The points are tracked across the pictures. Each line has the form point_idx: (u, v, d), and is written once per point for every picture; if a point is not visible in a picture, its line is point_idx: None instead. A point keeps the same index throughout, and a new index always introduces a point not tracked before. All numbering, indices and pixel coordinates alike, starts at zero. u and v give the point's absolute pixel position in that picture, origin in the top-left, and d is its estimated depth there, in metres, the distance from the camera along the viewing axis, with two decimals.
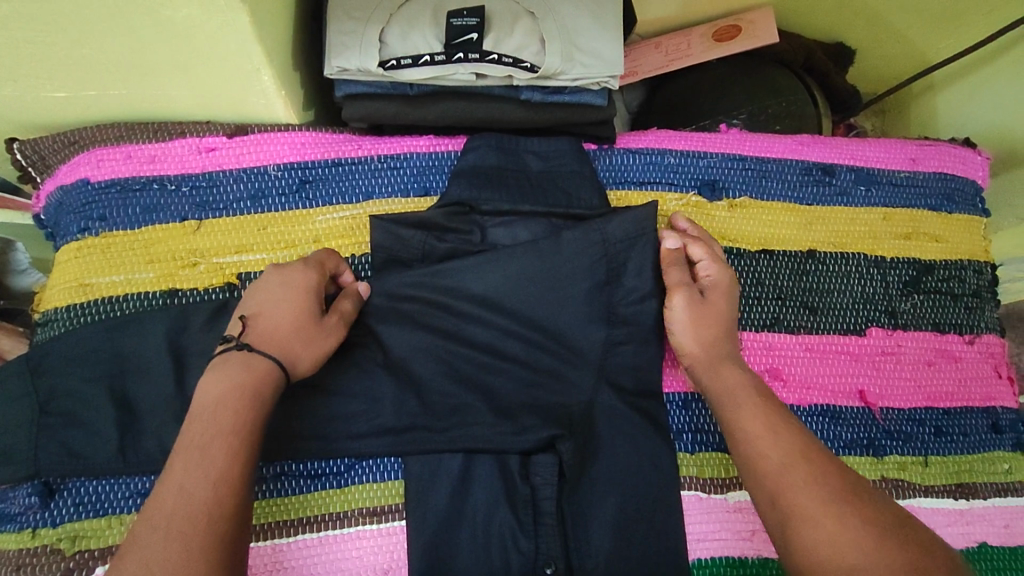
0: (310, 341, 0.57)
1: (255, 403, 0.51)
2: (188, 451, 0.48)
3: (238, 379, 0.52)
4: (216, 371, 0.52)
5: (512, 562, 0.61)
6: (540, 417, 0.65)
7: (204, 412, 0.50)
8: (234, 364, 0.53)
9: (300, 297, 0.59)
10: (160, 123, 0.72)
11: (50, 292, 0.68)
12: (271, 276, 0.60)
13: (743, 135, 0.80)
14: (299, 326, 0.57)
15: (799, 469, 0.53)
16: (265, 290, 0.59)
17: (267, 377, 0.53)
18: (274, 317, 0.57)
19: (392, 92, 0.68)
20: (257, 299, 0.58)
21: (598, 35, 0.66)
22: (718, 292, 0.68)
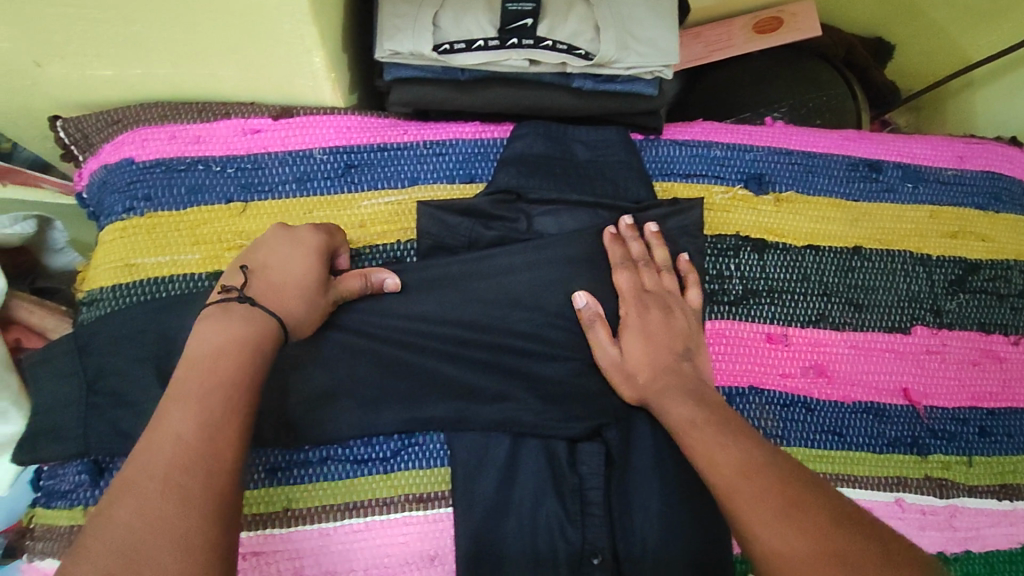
0: (310, 304, 0.56)
1: (250, 359, 0.49)
2: (181, 398, 0.46)
3: (240, 330, 0.50)
4: (216, 320, 0.51)
5: (559, 551, 0.61)
6: (584, 407, 0.65)
7: (196, 363, 0.48)
8: (235, 316, 0.51)
9: (306, 260, 0.58)
10: (205, 103, 0.72)
11: (95, 271, 0.67)
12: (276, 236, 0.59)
13: (789, 129, 0.80)
14: (303, 288, 0.56)
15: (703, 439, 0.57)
16: (268, 248, 0.58)
17: (265, 335, 0.51)
18: (278, 274, 0.56)
19: (442, 77, 0.67)
20: (261, 255, 0.57)
21: (652, 25, 0.66)
22: (633, 334, 0.65)
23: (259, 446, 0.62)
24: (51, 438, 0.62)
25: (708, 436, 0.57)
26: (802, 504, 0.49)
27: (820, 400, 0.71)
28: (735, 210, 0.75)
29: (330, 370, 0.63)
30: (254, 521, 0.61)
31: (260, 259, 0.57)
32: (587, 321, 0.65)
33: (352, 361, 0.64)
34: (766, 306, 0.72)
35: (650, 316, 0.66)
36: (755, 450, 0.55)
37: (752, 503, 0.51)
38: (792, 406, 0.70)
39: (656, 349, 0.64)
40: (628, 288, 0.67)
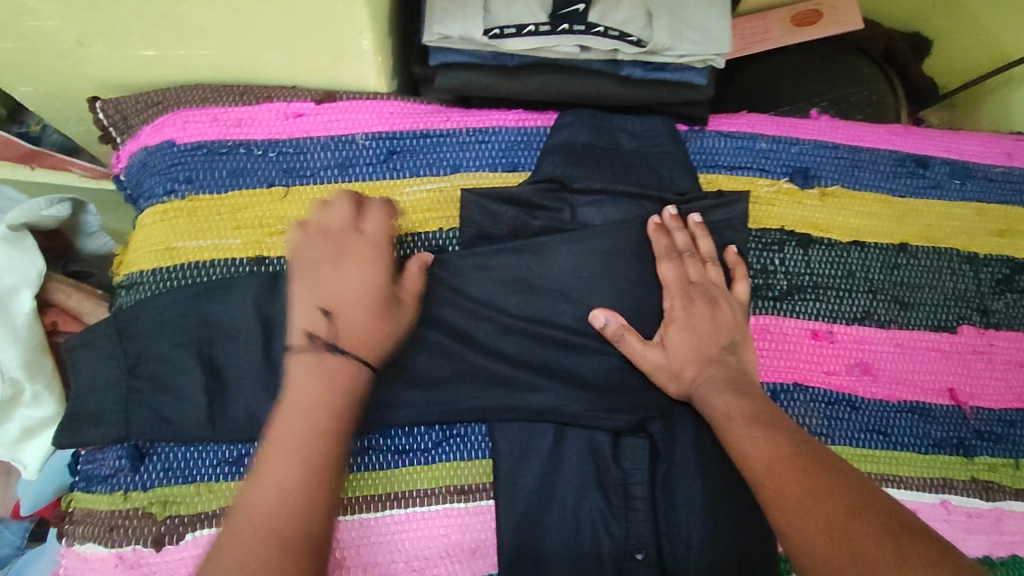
0: (390, 326, 0.56)
1: (329, 423, 0.51)
2: (284, 447, 0.49)
3: (333, 376, 0.52)
4: (310, 365, 0.52)
5: (603, 545, 0.61)
6: (629, 400, 0.64)
7: (286, 419, 0.51)
8: (325, 365, 0.52)
9: (376, 288, 0.56)
10: (245, 86, 0.71)
11: (134, 253, 0.66)
12: (335, 259, 0.56)
13: (835, 123, 0.78)
14: (380, 321, 0.56)
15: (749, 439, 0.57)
16: (332, 278, 0.55)
17: (350, 387, 0.53)
18: (359, 317, 0.54)
19: (489, 62, 0.66)
20: (335, 291, 0.55)
21: (705, 12, 0.65)
22: (678, 327, 0.64)
23: None
24: (92, 422, 0.62)
25: (753, 436, 0.57)
26: (835, 501, 0.50)
27: (864, 399, 0.70)
28: (780, 204, 0.73)
29: None
30: None
31: (329, 292, 0.55)
32: (615, 337, 0.63)
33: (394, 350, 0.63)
34: (811, 302, 0.71)
35: (696, 308, 0.64)
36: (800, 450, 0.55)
37: (781, 493, 0.52)
38: (837, 404, 0.69)
39: (701, 341, 0.63)
40: (672, 280, 0.65)
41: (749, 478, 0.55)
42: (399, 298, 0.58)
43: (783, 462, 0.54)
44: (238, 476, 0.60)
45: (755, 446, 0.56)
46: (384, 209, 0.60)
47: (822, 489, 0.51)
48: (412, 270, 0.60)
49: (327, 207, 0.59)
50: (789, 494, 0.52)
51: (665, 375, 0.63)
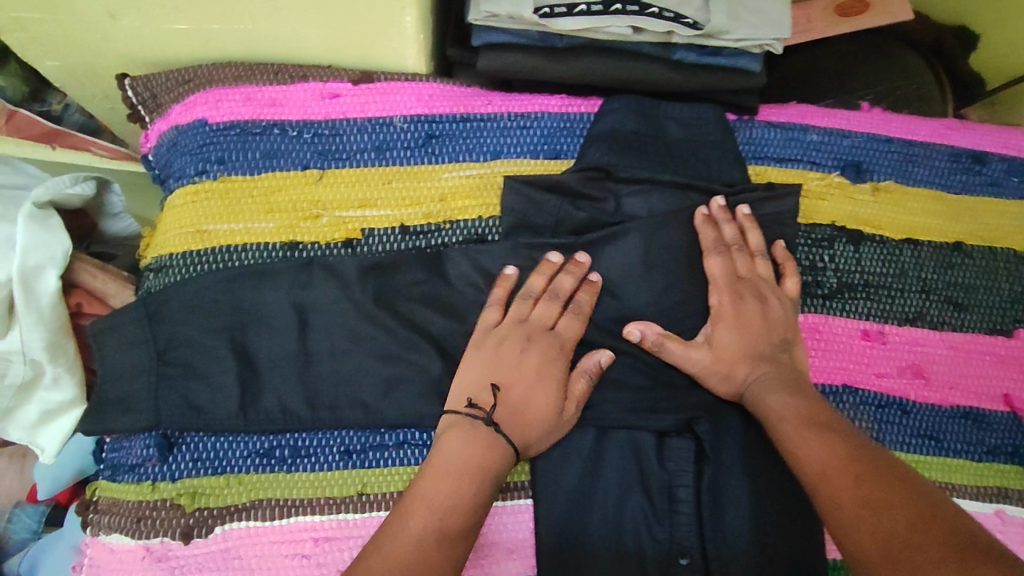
0: (545, 432, 0.57)
1: (464, 500, 0.51)
2: (426, 504, 0.50)
3: (484, 454, 0.54)
4: (463, 436, 0.55)
5: (646, 549, 0.58)
6: (673, 398, 0.62)
7: (432, 486, 0.52)
8: (478, 438, 0.54)
9: (552, 382, 0.58)
10: (280, 65, 0.69)
11: (163, 235, 0.64)
12: (523, 347, 0.59)
13: (888, 115, 0.75)
14: (542, 416, 0.57)
15: (807, 442, 0.54)
16: (513, 360, 0.58)
17: (496, 469, 0.54)
18: (515, 402, 0.57)
19: (535, 44, 0.63)
20: (506, 367, 0.58)
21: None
22: (726, 325, 0.61)
23: (334, 426, 0.59)
24: (119, 408, 0.60)
25: (811, 439, 0.54)
26: (896, 511, 0.47)
27: (916, 403, 0.67)
28: (830, 198, 0.71)
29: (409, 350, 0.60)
30: (324, 505, 0.57)
31: (496, 371, 0.58)
32: (654, 346, 0.60)
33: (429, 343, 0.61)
34: (861, 301, 0.68)
35: (745, 306, 0.61)
36: (862, 456, 0.51)
37: (839, 500, 0.49)
38: (887, 408, 0.66)
39: (750, 341, 0.61)
40: (720, 275, 0.62)
41: (804, 483, 0.52)
42: (572, 391, 0.59)
43: (838, 465, 0.51)
44: (269, 468, 0.58)
45: (812, 449, 0.53)
46: (577, 313, 0.60)
47: (884, 497, 0.48)
48: (581, 369, 0.60)
49: (534, 296, 0.61)
50: (849, 502, 0.49)
51: (711, 375, 0.60)
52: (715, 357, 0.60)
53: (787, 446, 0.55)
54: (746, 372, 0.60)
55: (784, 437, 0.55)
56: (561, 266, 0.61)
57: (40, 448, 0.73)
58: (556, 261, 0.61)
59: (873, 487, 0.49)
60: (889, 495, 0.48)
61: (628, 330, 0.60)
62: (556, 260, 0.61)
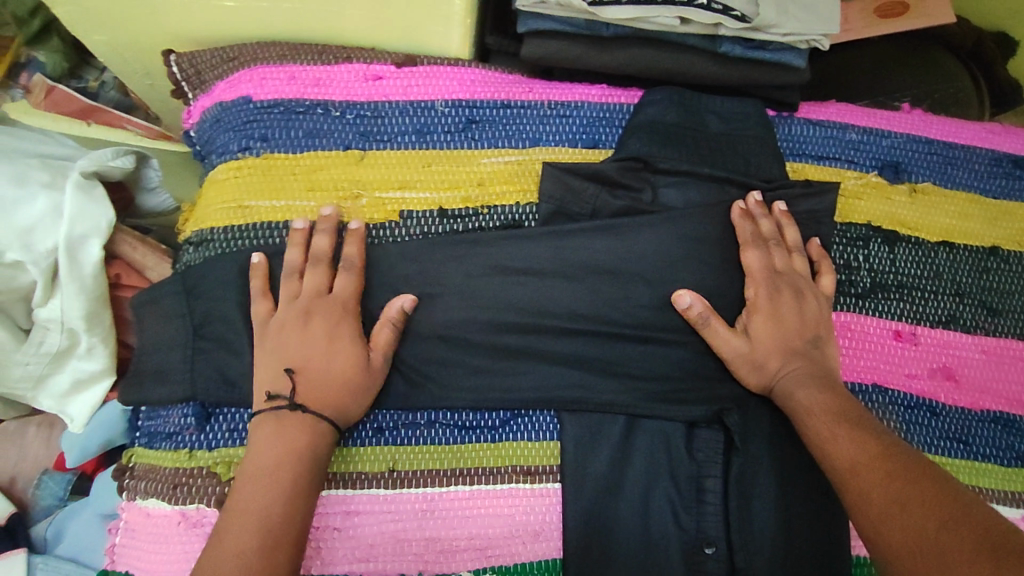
0: (360, 394, 0.57)
1: (288, 490, 0.52)
2: (241, 518, 0.50)
3: (294, 444, 0.53)
4: (274, 433, 0.54)
5: (673, 538, 0.59)
6: (704, 390, 0.61)
7: (253, 492, 0.52)
8: (291, 429, 0.54)
9: (339, 349, 0.56)
10: (325, 46, 0.70)
11: (205, 210, 0.65)
12: (302, 322, 0.57)
13: (928, 117, 0.75)
14: (349, 384, 0.56)
15: (839, 443, 0.53)
16: (297, 337, 0.57)
17: (314, 452, 0.54)
18: (310, 378, 0.55)
19: (582, 32, 0.64)
20: (292, 350, 0.56)
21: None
22: (763, 317, 0.61)
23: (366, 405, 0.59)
24: (159, 377, 0.61)
25: (843, 438, 0.53)
26: (923, 507, 0.45)
27: (946, 405, 0.67)
28: (867, 198, 0.70)
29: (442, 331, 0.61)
30: (354, 479, 0.58)
31: (289, 351, 0.56)
32: (698, 320, 0.60)
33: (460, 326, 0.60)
34: (895, 302, 0.68)
35: (784, 298, 0.61)
36: (896, 456, 0.50)
37: (865, 497, 0.49)
38: (918, 408, 0.66)
39: (787, 333, 0.60)
40: (757, 266, 0.62)
41: (833, 481, 0.52)
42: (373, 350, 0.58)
43: (867, 463, 0.50)
44: None
45: (844, 449, 0.52)
46: (348, 269, 0.59)
47: (913, 494, 0.47)
48: (386, 319, 0.58)
49: (314, 262, 0.59)
50: (874, 498, 0.48)
51: (746, 367, 0.60)
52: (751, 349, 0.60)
53: (818, 445, 0.54)
54: (783, 365, 0.59)
55: (813, 433, 0.55)
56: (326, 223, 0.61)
57: (69, 417, 0.76)
58: (332, 215, 0.61)
59: (903, 486, 0.47)
60: (918, 494, 0.46)
61: (682, 290, 0.60)
62: (327, 213, 0.61)
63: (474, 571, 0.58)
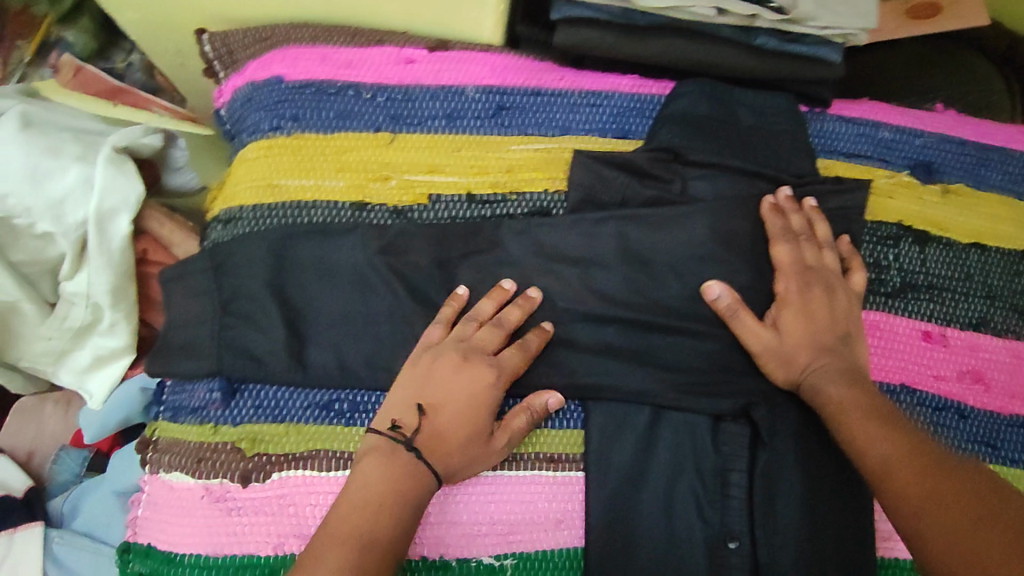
0: (474, 461, 0.55)
1: (382, 545, 0.47)
2: (337, 539, 0.47)
3: (399, 479, 0.50)
4: (377, 458, 0.52)
5: (696, 531, 0.59)
6: (730, 383, 0.61)
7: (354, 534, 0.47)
8: (402, 460, 0.51)
9: (479, 417, 0.55)
10: (357, 29, 0.70)
11: (236, 187, 0.65)
12: (456, 364, 0.55)
13: (961, 117, 0.74)
14: (472, 442, 0.54)
15: (871, 437, 0.52)
16: (457, 392, 0.55)
17: (416, 496, 0.51)
18: (443, 438, 0.53)
19: (617, 20, 0.64)
20: (440, 392, 0.55)
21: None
22: (792, 312, 0.60)
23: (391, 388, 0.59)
24: (187, 352, 0.62)
25: (875, 431, 0.53)
26: (961, 500, 0.45)
27: (974, 408, 0.66)
28: (899, 197, 0.69)
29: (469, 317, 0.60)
30: None
31: (428, 395, 0.55)
32: (728, 312, 0.60)
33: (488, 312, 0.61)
34: (924, 302, 0.67)
35: (813, 294, 0.61)
36: (932, 450, 0.50)
37: (903, 492, 0.48)
38: (945, 411, 0.65)
39: (816, 329, 0.60)
40: (786, 261, 0.62)
41: (866, 475, 0.52)
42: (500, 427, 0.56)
43: (903, 457, 0.50)
44: (328, 421, 0.59)
45: (876, 442, 0.52)
46: (497, 325, 0.58)
47: (950, 488, 0.47)
48: (527, 405, 0.58)
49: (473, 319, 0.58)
50: (913, 494, 0.48)
51: (773, 360, 0.60)
52: (779, 343, 0.59)
53: (850, 438, 0.54)
54: (811, 360, 0.59)
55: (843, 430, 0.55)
56: (511, 297, 0.60)
57: (88, 393, 0.77)
58: (509, 289, 0.60)
59: (940, 480, 0.47)
60: (955, 489, 0.46)
61: (711, 281, 0.60)
62: (506, 287, 0.60)
63: (495, 558, 0.58)
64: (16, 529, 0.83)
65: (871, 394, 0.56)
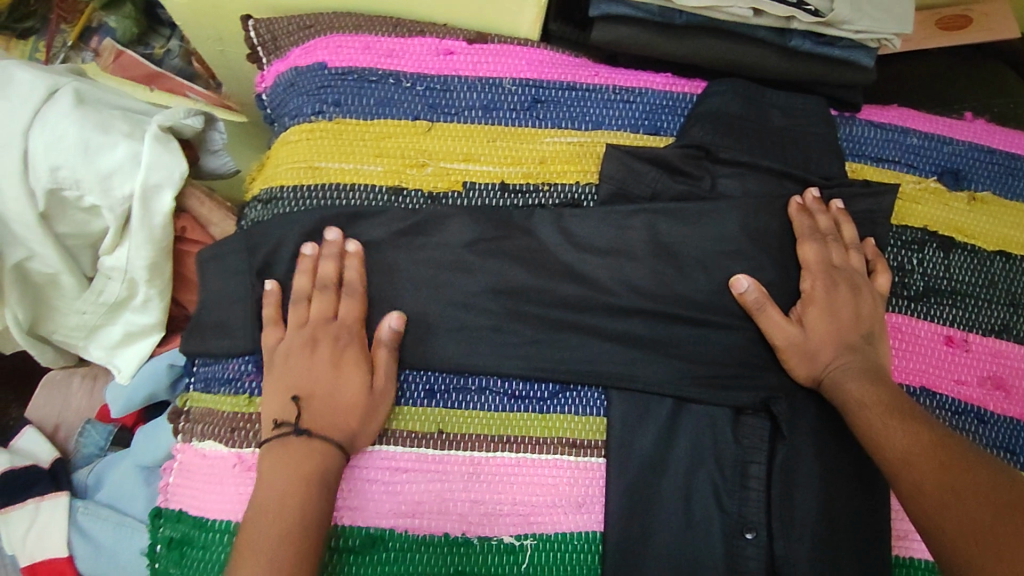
0: (367, 416, 0.57)
1: (305, 524, 0.52)
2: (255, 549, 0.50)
3: (304, 467, 0.53)
4: (277, 459, 0.54)
5: (713, 521, 0.59)
6: (753, 377, 0.62)
7: (268, 524, 0.51)
8: (295, 453, 0.54)
9: (351, 376, 0.58)
10: (399, 20, 0.72)
11: (276, 169, 0.67)
12: (318, 341, 0.58)
13: (989, 126, 0.75)
14: (353, 396, 0.57)
15: (892, 432, 0.54)
16: (325, 371, 0.58)
17: (323, 477, 0.54)
18: (320, 413, 0.56)
19: (655, 19, 0.66)
20: (303, 375, 0.57)
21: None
22: (818, 309, 0.62)
23: (419, 367, 0.61)
24: (222, 326, 0.63)
25: (898, 426, 0.54)
26: (979, 492, 0.47)
27: (994, 414, 0.66)
28: (925, 202, 0.70)
29: (496, 303, 0.62)
30: (404, 437, 0.60)
31: (294, 378, 0.57)
32: (754, 305, 0.61)
33: (517, 298, 0.62)
34: (947, 307, 0.68)
35: (842, 292, 0.62)
36: (952, 445, 0.51)
37: (919, 484, 0.50)
38: (965, 415, 0.65)
39: (842, 326, 0.61)
40: (814, 259, 0.63)
41: (883, 468, 0.53)
42: (375, 378, 0.58)
43: (922, 452, 0.51)
44: None
45: (896, 436, 0.53)
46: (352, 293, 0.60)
47: (970, 481, 0.48)
48: (378, 341, 0.60)
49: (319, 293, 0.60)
50: (929, 487, 0.49)
51: (798, 356, 0.61)
52: (806, 339, 0.61)
53: (870, 434, 0.55)
54: (837, 357, 0.60)
55: (866, 428, 0.55)
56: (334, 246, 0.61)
57: (116, 367, 0.80)
58: (335, 239, 0.62)
59: (959, 473, 0.49)
60: (973, 481, 0.48)
61: (738, 275, 0.62)
62: (330, 237, 0.62)
63: (515, 538, 0.59)
64: (44, 498, 0.82)
65: (893, 392, 0.57)
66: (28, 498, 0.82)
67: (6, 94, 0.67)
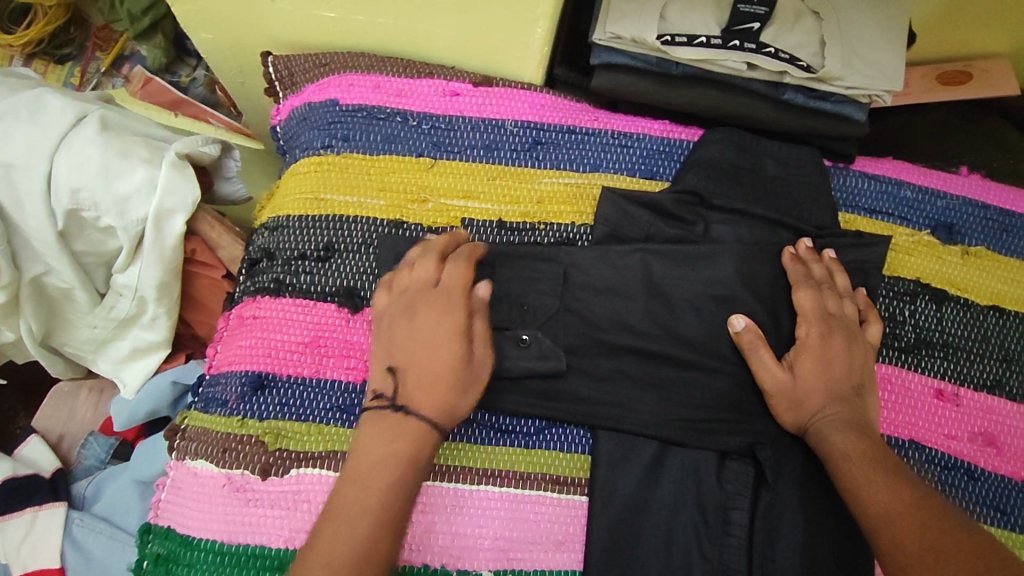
0: (457, 385, 0.55)
1: (392, 498, 0.51)
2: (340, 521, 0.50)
3: (398, 446, 0.53)
4: (376, 431, 0.54)
5: (694, 566, 0.59)
6: (740, 422, 0.62)
7: (352, 489, 0.51)
8: (392, 432, 0.53)
9: (445, 326, 0.56)
10: (409, 60, 0.75)
11: (284, 198, 0.70)
12: (409, 319, 0.57)
13: (986, 182, 0.76)
14: (449, 375, 0.55)
15: (875, 489, 0.53)
16: (421, 346, 0.56)
17: (412, 457, 0.53)
18: (411, 387, 0.55)
19: (653, 68, 0.69)
20: (398, 343, 0.57)
21: (882, 47, 0.68)
22: (811, 357, 0.62)
23: None
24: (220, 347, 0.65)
25: (879, 482, 0.54)
26: (945, 548, 0.48)
27: (984, 470, 0.65)
28: (919, 255, 0.71)
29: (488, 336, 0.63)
30: None
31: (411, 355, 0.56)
32: (747, 345, 0.61)
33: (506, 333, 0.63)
34: (938, 360, 0.68)
35: (838, 343, 0.62)
36: (930, 505, 0.51)
37: (896, 542, 0.50)
38: (954, 470, 0.65)
39: (834, 375, 0.61)
40: (810, 304, 0.63)
41: (862, 525, 0.53)
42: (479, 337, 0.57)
43: (902, 511, 0.51)
44: (348, 423, 0.61)
45: (876, 492, 0.53)
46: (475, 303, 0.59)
47: (945, 542, 0.49)
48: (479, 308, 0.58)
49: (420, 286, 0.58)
50: (909, 546, 0.49)
51: (783, 401, 0.61)
52: (797, 386, 0.61)
53: (852, 488, 0.55)
54: (829, 406, 0.60)
55: (850, 485, 0.55)
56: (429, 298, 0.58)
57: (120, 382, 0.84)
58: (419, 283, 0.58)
59: (930, 533, 0.49)
60: (941, 542, 0.49)
61: (736, 313, 0.63)
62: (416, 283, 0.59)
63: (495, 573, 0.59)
64: (40, 507, 0.82)
65: (875, 445, 0.57)
66: (26, 508, 0.82)
67: (38, 120, 0.71)
